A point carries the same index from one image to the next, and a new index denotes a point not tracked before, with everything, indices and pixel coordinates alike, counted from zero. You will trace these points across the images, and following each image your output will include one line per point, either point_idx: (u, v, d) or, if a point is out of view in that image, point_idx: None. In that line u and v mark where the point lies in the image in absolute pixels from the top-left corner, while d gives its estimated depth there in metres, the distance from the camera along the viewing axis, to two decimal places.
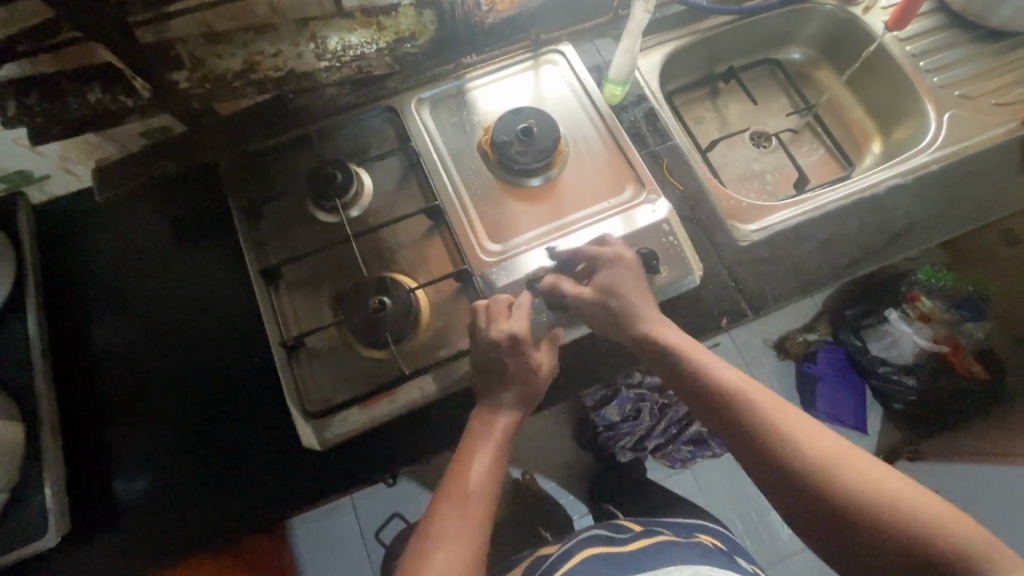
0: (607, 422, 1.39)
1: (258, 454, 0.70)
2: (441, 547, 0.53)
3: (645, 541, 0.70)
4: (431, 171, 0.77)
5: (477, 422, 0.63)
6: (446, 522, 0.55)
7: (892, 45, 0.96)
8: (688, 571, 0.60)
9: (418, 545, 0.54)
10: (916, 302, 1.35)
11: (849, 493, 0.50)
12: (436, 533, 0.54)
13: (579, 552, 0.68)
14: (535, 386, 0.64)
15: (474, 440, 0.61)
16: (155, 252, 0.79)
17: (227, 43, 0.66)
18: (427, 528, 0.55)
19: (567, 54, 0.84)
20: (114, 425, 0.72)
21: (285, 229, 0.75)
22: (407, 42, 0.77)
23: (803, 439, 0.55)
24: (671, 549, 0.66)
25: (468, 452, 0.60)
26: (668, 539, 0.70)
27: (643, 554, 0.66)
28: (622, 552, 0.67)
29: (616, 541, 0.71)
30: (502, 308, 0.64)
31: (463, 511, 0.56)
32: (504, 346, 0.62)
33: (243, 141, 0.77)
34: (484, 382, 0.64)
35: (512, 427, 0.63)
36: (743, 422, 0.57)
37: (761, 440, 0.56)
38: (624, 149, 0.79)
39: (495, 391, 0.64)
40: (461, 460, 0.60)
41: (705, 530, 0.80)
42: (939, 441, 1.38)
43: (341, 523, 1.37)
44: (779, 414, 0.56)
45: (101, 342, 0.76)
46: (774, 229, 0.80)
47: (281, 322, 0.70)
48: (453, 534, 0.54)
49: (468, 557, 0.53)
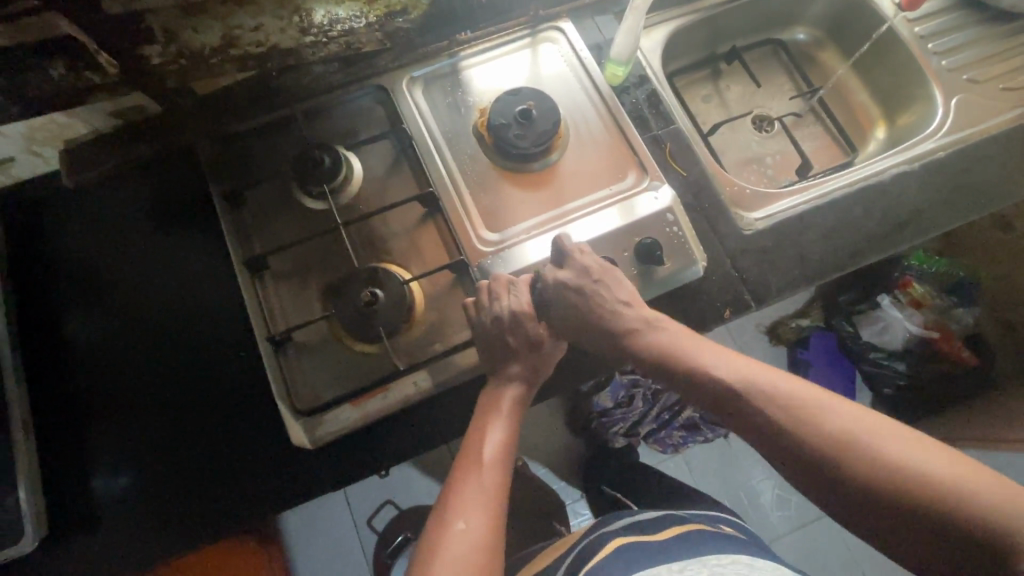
0: (601, 408, 1.38)
1: (245, 450, 0.67)
2: (460, 516, 0.52)
3: (673, 531, 0.68)
4: (425, 155, 0.73)
5: (485, 397, 0.62)
6: (463, 492, 0.54)
7: (901, 27, 0.93)
8: (725, 559, 0.59)
9: (436, 517, 0.54)
10: (908, 288, 1.37)
11: (872, 460, 0.47)
12: (453, 505, 0.54)
13: (607, 543, 0.67)
14: (541, 361, 0.64)
15: (484, 413, 0.61)
16: (129, 238, 0.74)
17: (203, 16, 0.60)
18: (444, 500, 0.55)
19: (568, 32, 0.80)
20: (92, 423, 0.69)
21: (270, 217, 0.71)
22: (397, 16, 0.70)
23: (809, 408, 0.51)
24: (696, 540, 0.64)
25: (480, 424, 0.60)
26: (698, 528, 0.69)
27: (674, 542, 0.64)
28: (652, 541, 0.66)
29: (644, 531, 0.69)
30: (503, 287, 0.63)
31: (479, 481, 0.55)
32: (503, 321, 0.61)
33: (225, 123, 0.72)
34: (487, 366, 0.63)
35: (522, 397, 0.62)
36: (744, 402, 0.54)
37: (766, 415, 0.53)
38: (626, 133, 0.76)
39: (497, 386, 0.62)
40: (473, 433, 0.59)
41: (726, 519, 0.78)
42: (928, 425, 1.39)
43: (335, 510, 1.35)
44: (777, 385, 0.54)
45: (74, 338, 0.72)
46: (780, 217, 0.78)
47: (267, 315, 0.67)
48: (471, 503, 0.54)
49: (487, 526, 0.52)
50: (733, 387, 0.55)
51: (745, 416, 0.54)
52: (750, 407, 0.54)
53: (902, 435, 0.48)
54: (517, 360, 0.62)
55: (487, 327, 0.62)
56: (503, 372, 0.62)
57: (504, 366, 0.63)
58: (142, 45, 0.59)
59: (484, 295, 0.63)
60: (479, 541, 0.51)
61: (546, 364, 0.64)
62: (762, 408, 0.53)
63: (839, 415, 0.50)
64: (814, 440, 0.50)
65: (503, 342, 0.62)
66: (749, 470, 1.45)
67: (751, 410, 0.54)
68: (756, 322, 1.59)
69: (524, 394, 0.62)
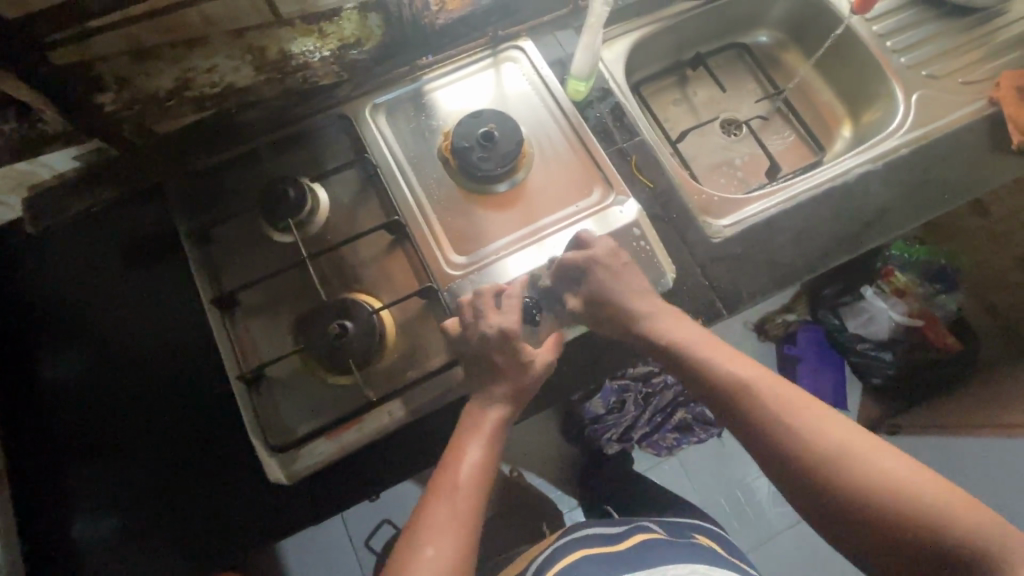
0: (593, 415, 1.34)
1: (223, 488, 0.67)
2: (430, 542, 0.54)
3: (635, 539, 0.71)
4: (391, 181, 0.74)
5: (468, 415, 0.63)
6: (433, 517, 0.56)
7: (859, 26, 0.94)
8: (685, 569, 0.61)
9: (407, 540, 0.55)
10: (892, 278, 1.36)
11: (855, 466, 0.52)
12: (426, 528, 0.55)
13: (573, 552, 0.67)
14: (525, 382, 0.64)
15: (464, 434, 0.61)
16: (97, 281, 0.73)
17: (155, 61, 0.61)
18: (415, 525, 0.56)
19: (527, 50, 0.80)
20: (68, 468, 0.69)
21: (237, 252, 0.70)
22: (352, 48, 0.72)
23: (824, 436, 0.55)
24: (662, 549, 0.67)
25: (458, 445, 0.61)
26: (661, 537, 0.72)
27: (641, 553, 0.67)
28: (619, 551, 0.68)
29: (612, 540, 0.71)
30: (493, 301, 0.63)
31: (451, 505, 0.57)
32: (494, 340, 0.62)
33: (189, 161, 0.72)
34: (471, 384, 0.64)
35: (503, 419, 0.63)
36: (744, 397, 0.60)
37: (782, 449, 0.56)
38: (590, 148, 0.76)
39: (480, 404, 0.63)
40: (449, 455, 0.60)
41: (697, 525, 0.82)
42: (917, 414, 1.39)
43: (331, 533, 1.34)
44: (780, 398, 0.58)
45: (45, 384, 0.71)
46: (747, 223, 0.78)
47: (239, 353, 0.66)
48: (443, 528, 0.55)
49: (456, 550, 0.54)
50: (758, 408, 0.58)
51: (761, 439, 0.58)
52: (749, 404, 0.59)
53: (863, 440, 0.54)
54: (504, 378, 0.63)
55: (476, 344, 0.62)
56: (489, 391, 0.63)
57: (488, 385, 0.63)
58: (94, 93, 0.59)
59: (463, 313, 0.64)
60: (447, 567, 0.53)
61: (535, 376, 0.64)
62: (757, 406, 0.59)
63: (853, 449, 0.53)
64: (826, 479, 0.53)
65: (480, 364, 0.63)
66: (745, 469, 1.46)
67: (740, 409, 0.60)
68: (743, 319, 1.58)
69: (506, 415, 0.63)
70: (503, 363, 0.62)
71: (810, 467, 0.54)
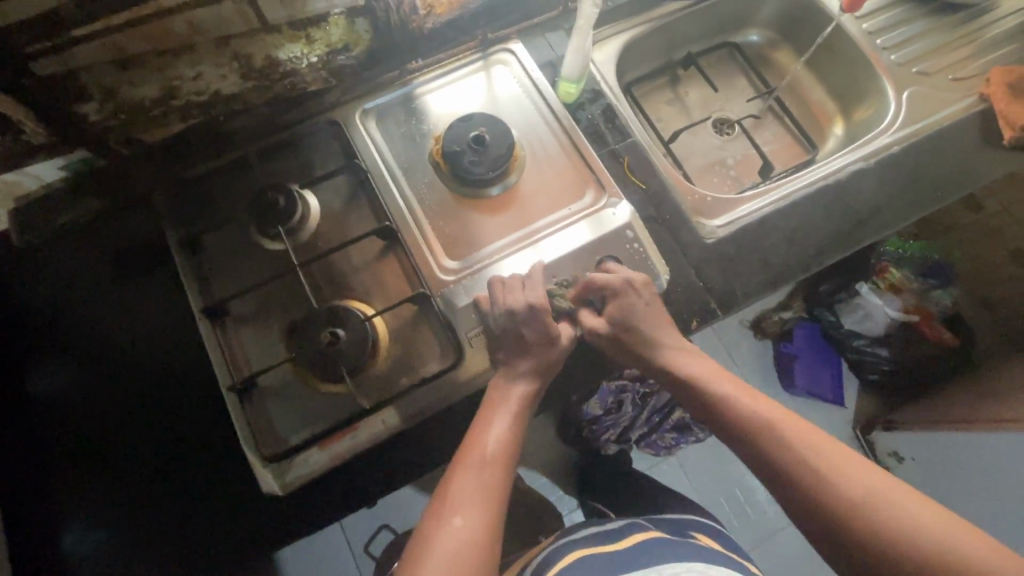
0: (590, 416, 1.36)
1: (215, 500, 0.66)
2: (458, 513, 0.54)
3: (635, 537, 0.70)
4: (382, 187, 0.73)
5: (494, 389, 0.63)
6: (463, 486, 0.56)
7: (848, 25, 0.94)
8: (682, 567, 0.60)
9: (434, 511, 0.55)
10: (885, 274, 1.37)
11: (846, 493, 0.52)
12: (453, 500, 0.55)
13: (569, 553, 0.67)
14: (552, 357, 0.64)
15: (492, 407, 0.61)
16: (85, 293, 0.73)
17: (139, 69, 0.60)
18: (443, 494, 0.56)
19: (517, 53, 0.80)
20: (60, 481, 0.68)
21: (226, 260, 0.70)
22: (340, 54, 0.72)
23: (829, 465, 0.54)
24: (661, 547, 0.66)
25: (485, 419, 0.61)
26: (660, 535, 0.71)
27: (638, 552, 0.66)
28: (616, 551, 0.67)
29: (610, 540, 0.70)
30: (516, 281, 0.64)
31: (478, 475, 0.57)
32: (519, 316, 0.62)
33: (177, 169, 0.72)
34: (498, 356, 0.64)
35: (530, 395, 0.62)
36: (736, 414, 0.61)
37: (788, 477, 0.56)
38: (582, 150, 0.76)
39: (507, 377, 0.63)
40: (477, 427, 0.60)
41: (697, 524, 0.81)
42: (914, 410, 1.38)
43: (330, 540, 1.34)
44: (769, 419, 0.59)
45: (36, 395, 0.71)
46: (741, 223, 0.78)
47: (230, 363, 0.66)
48: (470, 500, 0.55)
49: (484, 522, 0.54)
50: (765, 437, 0.58)
51: (766, 464, 0.58)
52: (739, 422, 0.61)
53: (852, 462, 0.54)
54: (528, 352, 0.63)
55: (504, 321, 0.63)
56: (515, 365, 0.63)
57: (514, 358, 0.63)
58: (76, 104, 0.59)
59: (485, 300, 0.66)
60: (474, 537, 0.52)
61: (554, 359, 0.64)
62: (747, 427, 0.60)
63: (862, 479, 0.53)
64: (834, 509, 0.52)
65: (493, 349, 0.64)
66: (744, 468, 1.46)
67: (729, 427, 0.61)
68: (740, 317, 1.58)
69: (534, 391, 0.63)
70: (513, 347, 0.63)
71: (818, 498, 0.53)
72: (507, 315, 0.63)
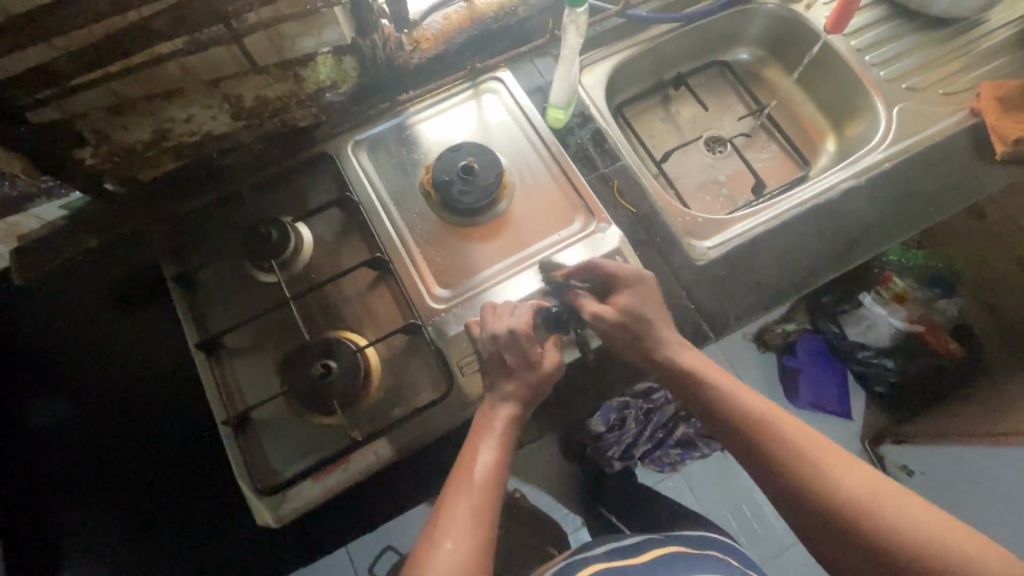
0: (596, 433, 1.27)
1: (213, 530, 0.67)
2: (447, 537, 0.54)
3: (653, 553, 0.69)
4: (373, 218, 0.74)
5: (480, 415, 0.63)
6: (452, 510, 0.56)
7: (836, 42, 0.95)
8: None
9: (425, 535, 0.55)
10: (889, 284, 1.34)
11: (814, 472, 0.55)
12: (443, 524, 0.55)
13: (587, 566, 0.66)
14: (538, 382, 0.63)
15: (479, 432, 0.61)
16: (81, 324, 0.74)
17: (133, 113, 0.63)
18: (434, 518, 0.56)
19: (506, 82, 0.82)
20: (56, 515, 0.69)
21: (221, 294, 0.71)
22: (328, 91, 0.73)
23: (814, 458, 0.56)
24: (677, 563, 0.66)
25: (473, 444, 0.60)
26: (677, 550, 0.71)
27: (656, 568, 0.65)
28: (634, 564, 0.66)
29: (628, 553, 0.70)
30: (506, 306, 0.65)
31: (468, 500, 0.56)
32: (503, 340, 0.62)
33: (174, 205, 0.74)
34: (487, 381, 0.64)
35: (516, 416, 0.62)
36: (714, 402, 0.63)
37: (797, 488, 0.55)
38: (569, 176, 0.77)
39: (492, 402, 0.62)
40: (465, 451, 0.60)
41: (707, 539, 0.80)
42: (922, 422, 1.37)
43: (335, 562, 1.34)
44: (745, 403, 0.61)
45: (34, 429, 0.71)
46: (732, 243, 0.79)
47: (225, 396, 0.66)
48: (459, 524, 0.55)
49: (472, 545, 0.53)
50: (792, 460, 0.56)
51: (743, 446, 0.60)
52: (719, 407, 0.62)
53: (816, 443, 0.57)
54: (512, 377, 0.62)
55: (491, 350, 0.63)
56: (500, 390, 0.63)
57: (500, 384, 0.63)
58: (74, 148, 0.62)
59: (475, 327, 0.66)
60: (463, 562, 0.52)
61: (541, 385, 0.63)
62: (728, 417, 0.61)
63: (889, 498, 0.52)
64: (883, 547, 0.50)
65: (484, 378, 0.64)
66: (748, 483, 1.44)
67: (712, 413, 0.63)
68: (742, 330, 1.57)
69: (519, 413, 0.62)
70: (500, 374, 0.63)
71: (844, 519, 0.52)
72: (491, 341, 0.63)
